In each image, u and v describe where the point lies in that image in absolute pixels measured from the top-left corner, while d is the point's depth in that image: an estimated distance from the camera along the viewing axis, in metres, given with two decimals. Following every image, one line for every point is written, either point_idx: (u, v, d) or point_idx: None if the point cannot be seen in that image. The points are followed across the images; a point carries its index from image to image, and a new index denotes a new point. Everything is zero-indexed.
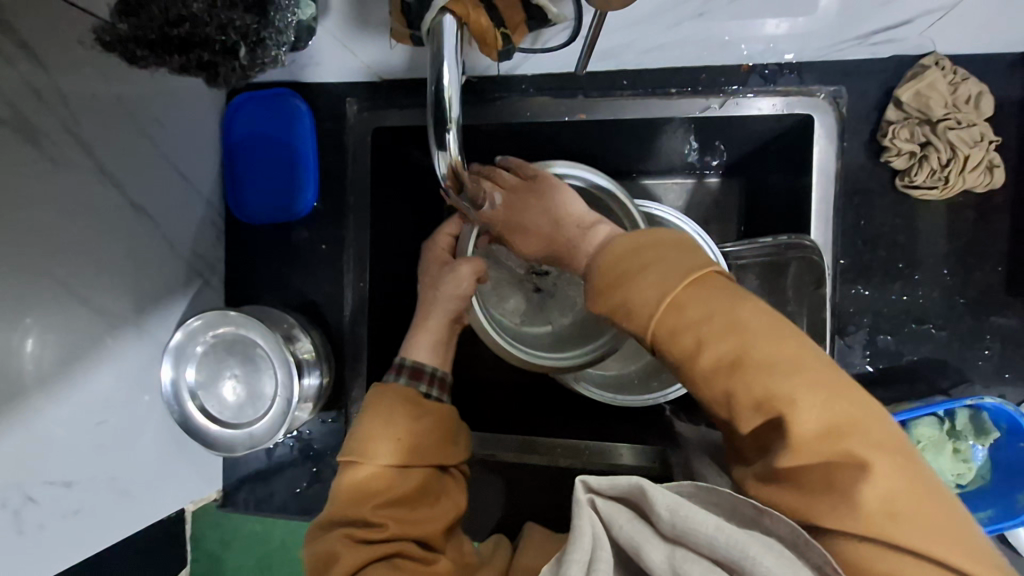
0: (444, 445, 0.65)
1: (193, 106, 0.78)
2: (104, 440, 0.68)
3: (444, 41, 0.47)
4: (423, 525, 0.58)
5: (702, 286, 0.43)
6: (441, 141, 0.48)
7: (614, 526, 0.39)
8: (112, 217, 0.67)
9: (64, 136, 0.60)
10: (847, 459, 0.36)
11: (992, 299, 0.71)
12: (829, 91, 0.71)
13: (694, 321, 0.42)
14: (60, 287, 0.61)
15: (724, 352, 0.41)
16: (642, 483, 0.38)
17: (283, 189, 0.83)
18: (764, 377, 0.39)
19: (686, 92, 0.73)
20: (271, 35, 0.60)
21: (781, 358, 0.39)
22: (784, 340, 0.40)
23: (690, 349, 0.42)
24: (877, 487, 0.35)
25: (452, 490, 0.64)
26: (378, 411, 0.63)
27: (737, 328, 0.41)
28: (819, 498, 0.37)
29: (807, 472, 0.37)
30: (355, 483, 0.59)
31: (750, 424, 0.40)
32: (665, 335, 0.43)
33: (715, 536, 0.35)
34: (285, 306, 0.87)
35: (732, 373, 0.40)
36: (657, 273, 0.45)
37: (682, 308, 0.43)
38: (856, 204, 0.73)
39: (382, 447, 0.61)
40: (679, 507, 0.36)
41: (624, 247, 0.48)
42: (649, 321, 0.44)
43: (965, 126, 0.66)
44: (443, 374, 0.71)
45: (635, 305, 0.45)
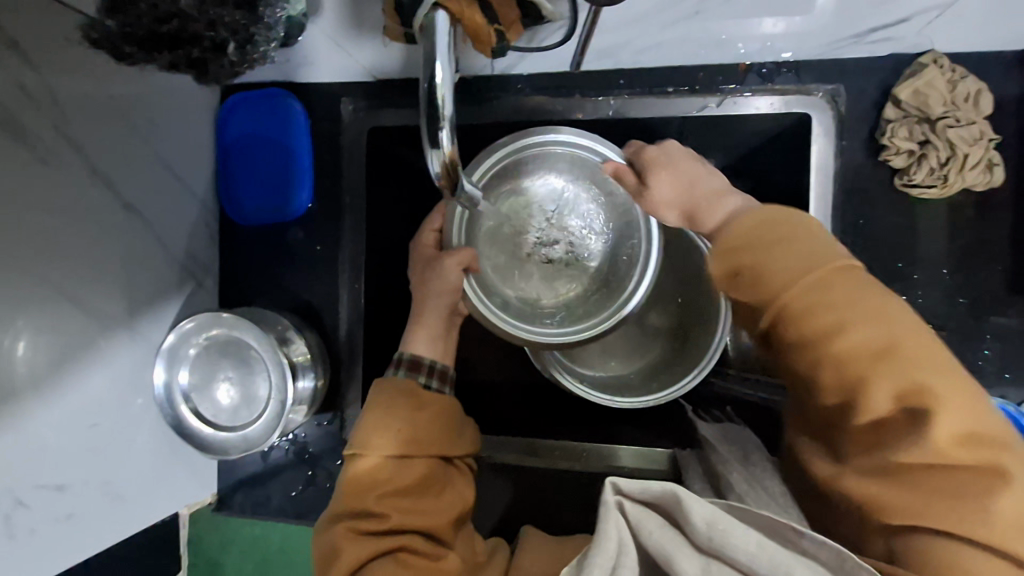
0: (447, 435, 0.64)
1: (186, 106, 0.77)
2: (97, 443, 0.67)
3: (437, 37, 0.46)
4: (428, 517, 0.58)
5: (847, 275, 0.44)
6: (434, 139, 0.46)
7: (642, 532, 0.37)
8: (104, 218, 0.67)
9: (55, 136, 0.59)
10: (982, 470, 0.39)
11: (992, 299, 0.71)
12: (827, 90, 0.71)
13: (839, 303, 0.43)
14: (51, 289, 0.60)
15: (872, 341, 0.42)
16: (678, 492, 0.36)
17: (278, 190, 0.83)
18: (904, 375, 0.41)
19: (683, 91, 0.73)
20: (261, 32, 0.59)
21: (919, 357, 0.41)
22: (933, 347, 0.42)
23: (830, 331, 0.43)
24: (1013, 501, 0.38)
25: (457, 482, 0.64)
26: (382, 405, 0.64)
27: (885, 322, 0.42)
28: (938, 499, 0.39)
29: (930, 475, 0.39)
30: (359, 476, 0.60)
31: (885, 414, 0.41)
32: (799, 309, 0.44)
33: (758, 554, 0.35)
34: (280, 307, 0.86)
35: (876, 363, 0.42)
36: (798, 251, 0.45)
37: (827, 291, 0.44)
38: (855, 204, 0.73)
39: (383, 438, 0.61)
40: (718, 521, 0.35)
41: (754, 223, 0.48)
42: (785, 292, 0.44)
43: (965, 123, 0.65)
44: (443, 366, 0.71)
45: (773, 275, 0.45)
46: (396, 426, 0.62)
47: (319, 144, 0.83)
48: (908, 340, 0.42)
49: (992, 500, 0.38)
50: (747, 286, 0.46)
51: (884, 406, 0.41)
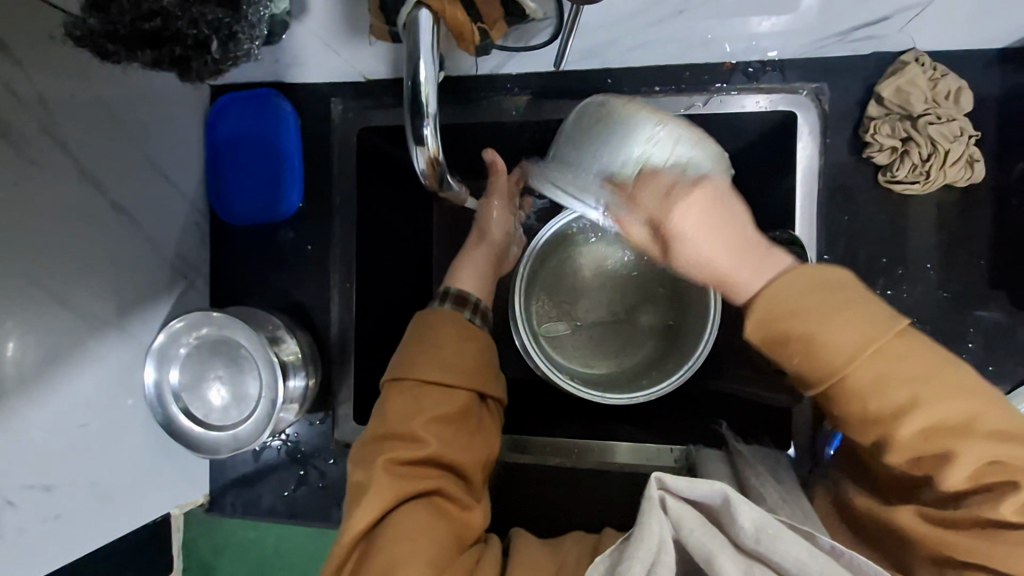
0: (485, 373, 0.67)
1: (176, 107, 0.78)
2: (86, 444, 0.67)
3: (420, 35, 0.47)
4: (462, 451, 0.61)
5: (911, 343, 0.45)
6: (418, 135, 0.47)
7: (683, 530, 0.41)
8: (91, 218, 0.67)
9: (42, 136, 0.60)
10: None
11: (975, 293, 0.71)
12: (812, 87, 0.72)
13: (912, 375, 0.44)
14: (39, 290, 0.60)
15: (944, 415, 0.44)
16: (728, 494, 0.41)
17: (268, 189, 0.83)
18: (973, 443, 0.43)
19: (670, 90, 0.74)
20: (244, 29, 0.59)
21: (990, 428, 0.44)
22: (1001, 413, 0.44)
23: (900, 407, 0.44)
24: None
25: (488, 423, 0.66)
26: (427, 337, 0.66)
27: (958, 392, 0.44)
28: (1007, 549, 0.43)
29: (1004, 532, 0.43)
30: (402, 402, 0.62)
31: (958, 479, 0.44)
32: (869, 385, 0.44)
33: (807, 563, 0.38)
34: (271, 307, 0.86)
35: (947, 432, 0.44)
36: (860, 320, 0.44)
37: (892, 362, 0.44)
38: (840, 200, 0.74)
39: (428, 367, 0.64)
40: (766, 526, 0.40)
41: (799, 294, 0.45)
42: (851, 366, 0.44)
43: (945, 121, 0.67)
44: (487, 307, 0.74)
45: (835, 347, 0.44)
46: (440, 356, 0.65)
47: (309, 144, 0.83)
48: (981, 409, 0.44)
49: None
50: (800, 357, 0.46)
51: (959, 471, 0.44)
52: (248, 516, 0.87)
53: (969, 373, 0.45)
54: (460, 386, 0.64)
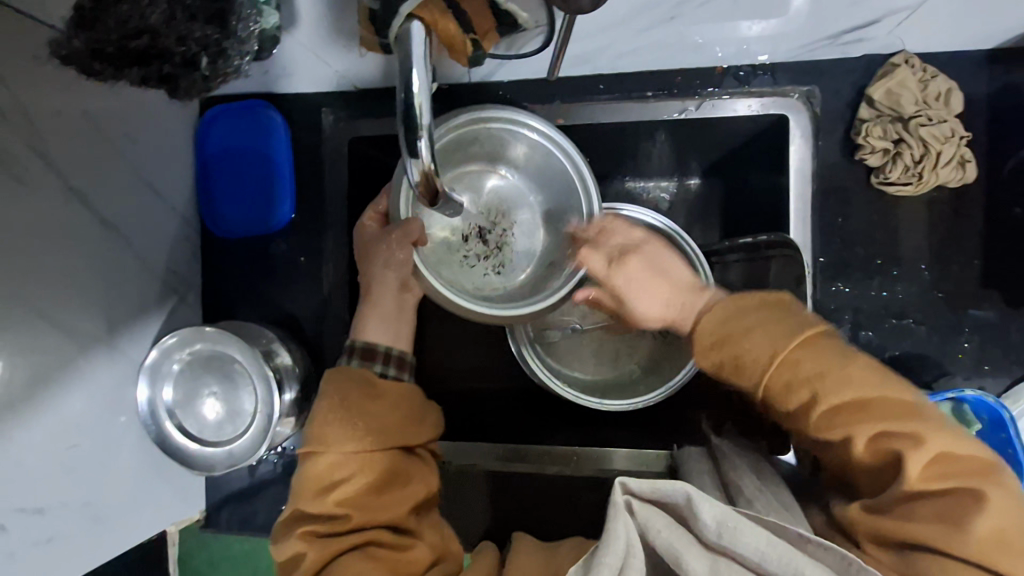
0: (408, 424, 0.64)
1: (163, 120, 0.77)
2: (77, 464, 0.66)
3: (412, 47, 0.46)
4: (390, 509, 0.58)
5: (812, 345, 0.49)
6: (412, 149, 0.46)
7: (650, 530, 0.41)
8: (81, 236, 0.66)
9: (28, 153, 0.59)
10: (963, 491, 0.43)
11: (970, 292, 0.72)
12: (803, 90, 0.71)
13: (810, 375, 0.48)
14: (29, 310, 0.59)
15: (846, 399, 0.47)
16: (689, 492, 0.40)
17: (260, 202, 0.82)
18: (875, 421, 0.46)
19: (662, 95, 0.72)
20: (234, 46, 0.58)
21: (881, 403, 0.47)
22: (892, 391, 0.47)
23: (806, 402, 0.48)
24: (993, 519, 0.42)
25: (421, 471, 0.63)
26: (333, 401, 0.62)
27: (856, 381, 0.47)
28: (931, 526, 0.42)
29: (916, 506, 0.43)
30: (317, 471, 0.59)
31: (865, 457, 0.46)
32: (778, 388, 0.49)
33: (767, 550, 0.39)
34: (265, 320, 0.85)
35: (850, 415, 0.47)
36: (769, 334, 0.49)
37: (797, 365, 0.48)
38: (833, 202, 0.74)
39: (342, 434, 0.60)
40: (727, 519, 0.39)
41: (714, 328, 0.52)
42: (763, 373, 0.49)
43: (935, 122, 0.67)
44: (399, 352, 0.69)
45: (748, 359, 0.50)
46: (353, 420, 0.61)
47: (299, 154, 0.82)
48: (875, 392, 0.47)
49: (973, 520, 0.42)
50: (727, 365, 0.51)
51: (864, 448, 0.46)
52: (244, 531, 0.86)
53: (867, 359, 0.49)
54: (382, 445, 0.61)
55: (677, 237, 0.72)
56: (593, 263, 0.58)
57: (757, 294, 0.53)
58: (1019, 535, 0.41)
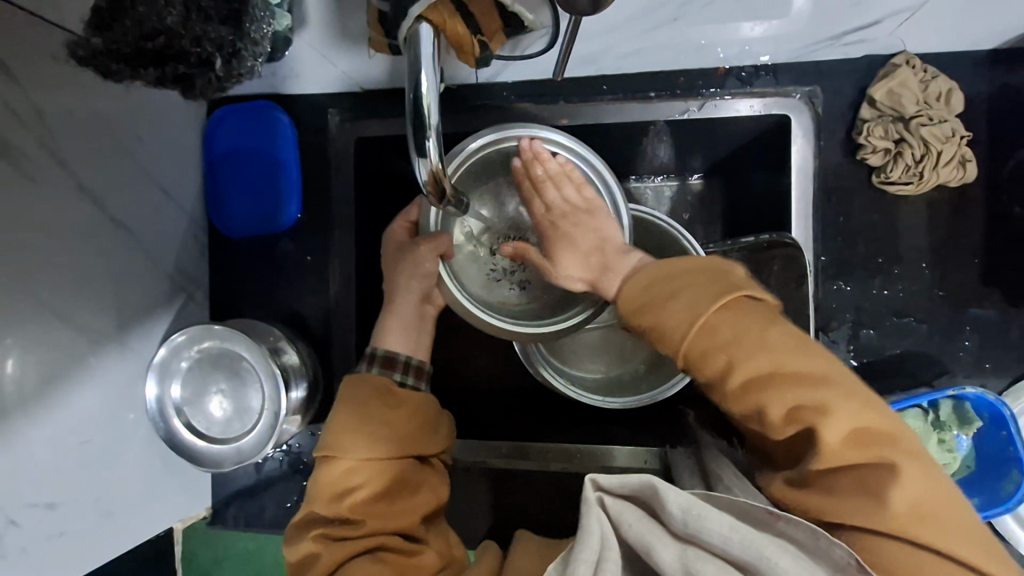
0: (421, 434, 0.66)
1: (171, 120, 0.77)
2: (87, 460, 0.66)
3: (421, 49, 0.47)
4: (402, 516, 0.61)
5: (734, 310, 0.48)
6: (421, 148, 0.47)
7: (623, 524, 0.42)
8: (92, 235, 0.67)
9: (41, 153, 0.60)
10: (877, 463, 0.43)
11: (970, 291, 0.72)
12: (805, 90, 0.72)
13: (727, 342, 0.47)
14: (41, 308, 0.60)
15: (759, 369, 0.47)
16: (654, 482, 0.41)
17: (267, 201, 0.83)
18: (792, 392, 0.46)
19: (665, 95, 0.73)
20: (248, 47, 0.59)
21: (793, 372, 0.46)
22: (807, 357, 0.47)
23: (722, 370, 0.48)
24: (904, 490, 0.42)
25: (432, 480, 0.66)
26: (351, 409, 0.65)
27: (773, 349, 0.47)
28: (848, 498, 0.43)
29: (835, 477, 0.44)
30: (331, 477, 0.61)
31: (781, 430, 0.46)
32: (697, 355, 0.48)
33: (729, 535, 0.39)
34: (271, 319, 0.86)
35: (763, 386, 0.46)
36: (686, 302, 0.49)
37: (715, 331, 0.48)
38: (834, 202, 0.74)
39: (356, 441, 0.63)
40: (690, 507, 0.40)
41: (641, 295, 0.52)
42: (683, 342, 0.49)
43: (936, 122, 0.68)
44: (419, 362, 0.73)
45: (665, 330, 0.50)
46: (370, 429, 0.63)
47: (305, 154, 0.83)
48: (791, 359, 0.47)
49: (887, 493, 0.42)
50: (647, 334, 0.51)
51: (778, 420, 0.46)
52: (251, 528, 0.87)
53: (782, 327, 0.48)
54: (395, 454, 0.63)
55: (684, 239, 0.72)
56: (536, 208, 0.62)
57: (672, 260, 0.53)
58: (930, 503, 0.42)
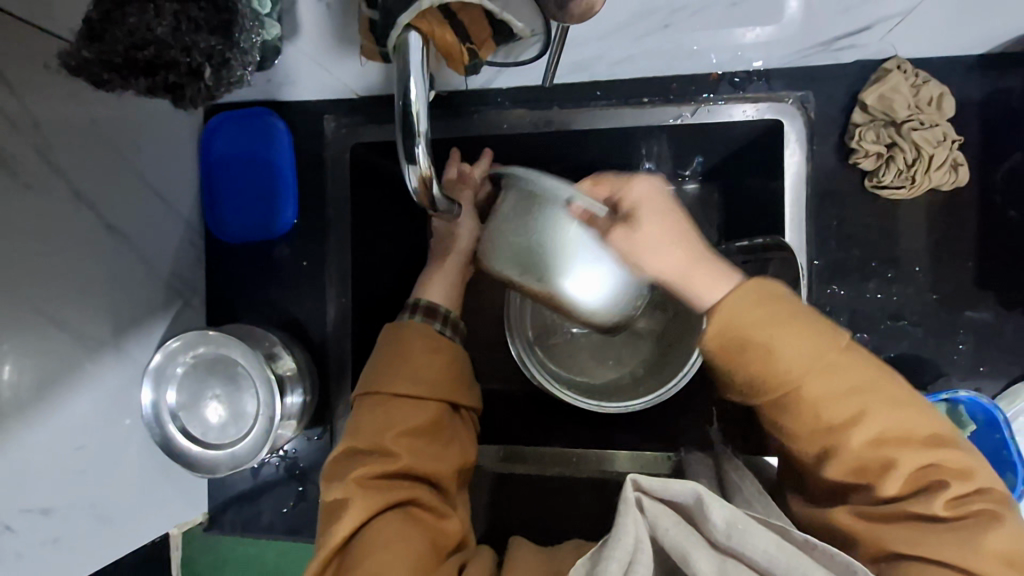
0: (458, 385, 0.67)
1: (168, 128, 0.78)
2: (83, 465, 0.67)
3: (410, 56, 0.48)
4: (436, 462, 0.62)
5: (861, 362, 0.51)
6: (410, 154, 0.47)
7: (659, 530, 0.42)
8: (89, 240, 0.67)
9: (37, 160, 0.60)
10: (979, 516, 0.47)
11: (965, 294, 0.72)
12: (797, 95, 0.73)
13: (857, 391, 0.50)
14: (37, 313, 0.61)
15: (885, 425, 0.50)
16: (700, 492, 0.41)
17: (263, 207, 0.84)
18: (910, 451, 0.49)
19: (658, 100, 0.75)
20: (237, 56, 0.58)
21: (917, 433, 0.50)
22: (927, 418, 0.51)
23: (850, 419, 0.50)
24: (1006, 541, 0.45)
25: (462, 437, 0.67)
26: (397, 351, 0.66)
27: (900, 405, 0.50)
28: (950, 543, 0.46)
29: (933, 525, 0.47)
30: (373, 419, 0.63)
31: (891, 484, 0.49)
32: (821, 398, 0.50)
33: (775, 552, 0.39)
34: (267, 324, 0.86)
35: (887, 443, 0.50)
36: (815, 342, 0.50)
37: (843, 376, 0.50)
38: (828, 206, 0.75)
39: (403, 383, 0.64)
40: (736, 520, 0.40)
41: (759, 317, 0.50)
42: (802, 380, 0.50)
43: (929, 126, 0.68)
44: (456, 317, 0.74)
45: (783, 363, 0.50)
46: (414, 373, 0.65)
47: (302, 160, 0.83)
48: (914, 420, 0.50)
49: (992, 543, 0.45)
50: (756, 365, 0.50)
51: (899, 476, 0.49)
52: (247, 533, 0.87)
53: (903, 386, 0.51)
54: (431, 400, 0.64)
55: None
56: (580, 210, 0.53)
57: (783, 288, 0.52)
58: None
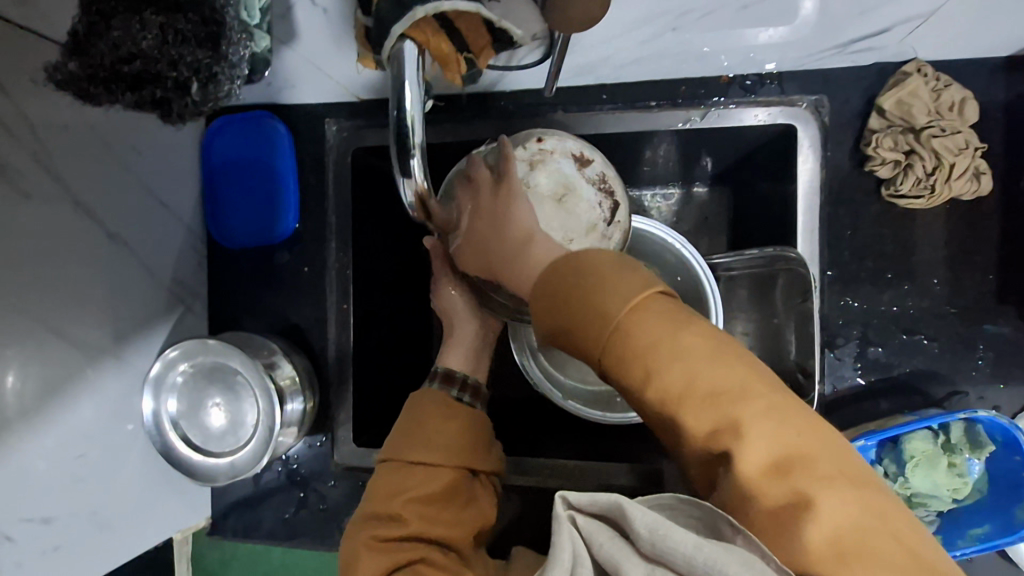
0: (478, 449, 0.67)
1: (169, 133, 0.77)
2: (84, 475, 0.67)
3: (404, 63, 0.47)
4: (447, 526, 0.62)
5: (646, 311, 0.44)
6: (405, 168, 0.46)
7: (593, 545, 0.37)
8: (88, 248, 0.67)
9: (37, 171, 0.60)
10: (794, 495, 0.38)
11: (984, 307, 0.70)
12: (811, 100, 0.70)
13: (638, 351, 0.43)
14: (38, 324, 0.60)
15: (671, 382, 0.42)
16: (620, 500, 0.37)
17: (265, 212, 0.83)
18: (699, 409, 0.41)
19: (666, 104, 0.72)
20: (224, 70, 0.58)
21: (710, 385, 0.41)
22: (727, 368, 0.42)
23: (637, 379, 0.43)
24: (825, 527, 0.37)
25: (480, 496, 0.66)
26: (413, 419, 0.67)
27: (687, 358, 0.42)
28: (769, 537, 0.39)
29: (752, 512, 0.39)
30: (387, 482, 0.64)
31: (699, 448, 0.42)
32: (610, 360, 0.44)
33: (694, 555, 0.34)
34: (269, 330, 0.86)
35: (680, 396, 0.42)
36: (602, 297, 0.44)
37: (630, 334, 0.43)
38: (842, 214, 0.72)
39: (415, 449, 0.65)
40: (658, 525, 0.35)
41: (561, 263, 0.48)
42: (594, 345, 0.45)
43: (949, 133, 0.66)
44: (476, 382, 0.73)
45: (581, 327, 0.46)
46: (426, 439, 0.66)
47: (303, 164, 0.82)
48: (703, 369, 0.42)
49: (804, 531, 0.37)
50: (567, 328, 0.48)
51: (695, 433, 0.42)
52: (248, 539, 0.86)
53: (699, 323, 0.44)
54: (445, 464, 0.65)
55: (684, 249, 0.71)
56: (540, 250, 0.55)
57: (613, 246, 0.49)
58: (859, 543, 0.36)
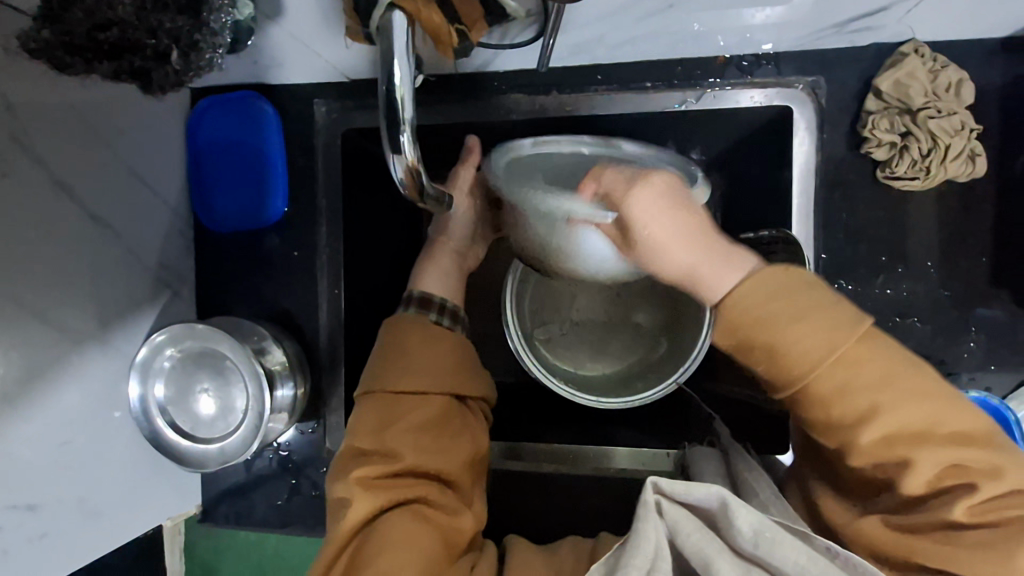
0: (463, 374, 0.66)
1: (154, 114, 0.75)
2: (69, 461, 0.65)
3: (394, 40, 0.45)
4: (439, 457, 0.61)
5: (870, 348, 0.48)
6: (395, 144, 0.45)
7: (679, 534, 0.41)
8: (70, 230, 0.65)
9: (14, 149, 0.58)
10: (1008, 526, 0.45)
11: (978, 290, 0.70)
12: (808, 81, 0.70)
13: (866, 385, 0.48)
14: (18, 308, 0.59)
15: (902, 419, 0.47)
16: (724, 497, 0.40)
17: (252, 195, 0.81)
18: (926, 449, 0.47)
19: (662, 86, 0.71)
20: (206, 38, 0.56)
21: (935, 425, 0.47)
22: (950, 410, 0.48)
23: (861, 412, 0.48)
24: None
25: (471, 421, 0.66)
26: (394, 347, 0.65)
27: (915, 397, 0.48)
28: (978, 556, 0.44)
29: (959, 535, 0.45)
30: (375, 412, 0.62)
31: (914, 483, 0.48)
32: (825, 391, 0.48)
33: (801, 561, 0.39)
34: (259, 316, 0.84)
35: (908, 440, 0.48)
36: (820, 325, 0.48)
37: (856, 367, 0.48)
38: (837, 198, 0.72)
39: (399, 374, 0.64)
40: (764, 530, 0.39)
41: (764, 280, 0.49)
42: (808, 372, 0.48)
43: (945, 115, 0.64)
44: (454, 306, 0.71)
45: (793, 356, 0.48)
46: (410, 364, 0.64)
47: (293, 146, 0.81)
48: (932, 412, 0.48)
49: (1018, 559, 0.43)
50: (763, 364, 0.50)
51: (920, 476, 0.47)
52: (240, 527, 0.86)
53: (920, 368, 0.49)
54: (434, 390, 0.64)
55: None
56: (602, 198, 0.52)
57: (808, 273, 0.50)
58: None
